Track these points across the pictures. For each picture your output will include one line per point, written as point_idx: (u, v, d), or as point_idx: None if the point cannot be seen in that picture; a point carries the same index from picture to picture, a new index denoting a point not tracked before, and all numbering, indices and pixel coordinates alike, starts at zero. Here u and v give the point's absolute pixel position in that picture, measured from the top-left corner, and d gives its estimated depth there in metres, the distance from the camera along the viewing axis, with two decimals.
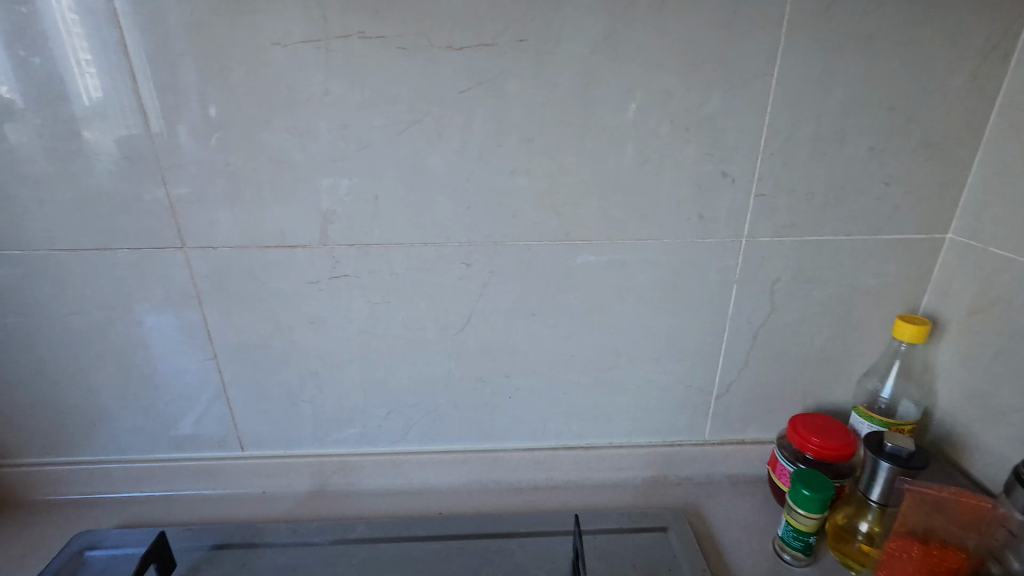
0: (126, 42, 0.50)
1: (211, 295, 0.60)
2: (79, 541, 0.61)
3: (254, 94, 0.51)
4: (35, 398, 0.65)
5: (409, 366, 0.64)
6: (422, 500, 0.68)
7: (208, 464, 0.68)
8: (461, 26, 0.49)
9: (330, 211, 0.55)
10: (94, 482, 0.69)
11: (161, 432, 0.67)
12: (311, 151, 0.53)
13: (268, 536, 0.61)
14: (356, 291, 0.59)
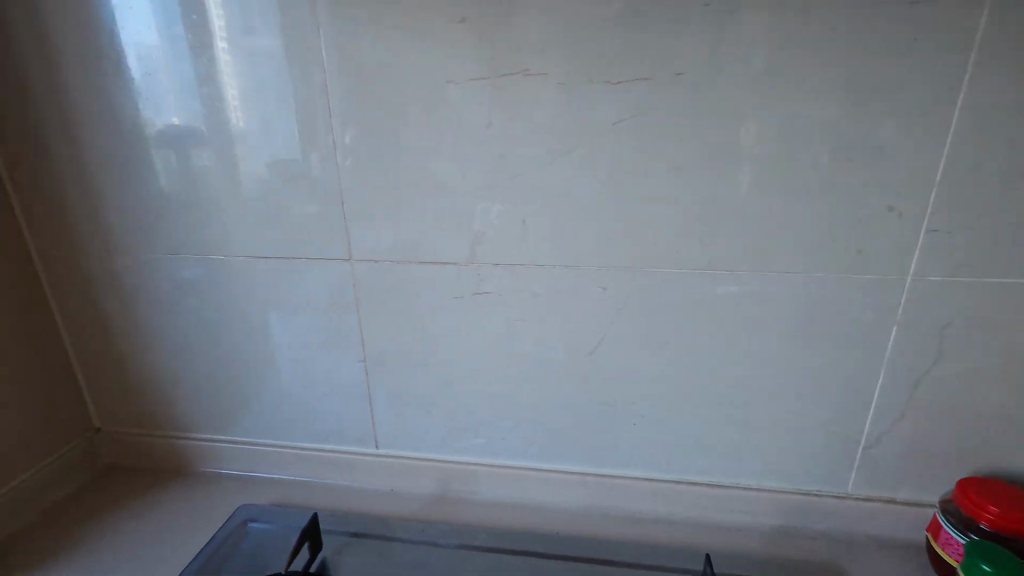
0: (326, 83, 0.58)
1: (367, 304, 0.67)
2: (243, 513, 0.69)
3: (426, 126, 0.57)
4: (217, 382, 0.76)
5: (538, 383, 0.66)
6: (539, 517, 0.69)
7: (347, 457, 0.75)
8: (620, 62, 0.52)
9: (480, 232, 0.60)
10: (253, 461, 0.78)
11: (311, 424, 0.75)
12: (469, 177, 0.58)
13: (399, 531, 0.66)
14: (497, 307, 0.64)
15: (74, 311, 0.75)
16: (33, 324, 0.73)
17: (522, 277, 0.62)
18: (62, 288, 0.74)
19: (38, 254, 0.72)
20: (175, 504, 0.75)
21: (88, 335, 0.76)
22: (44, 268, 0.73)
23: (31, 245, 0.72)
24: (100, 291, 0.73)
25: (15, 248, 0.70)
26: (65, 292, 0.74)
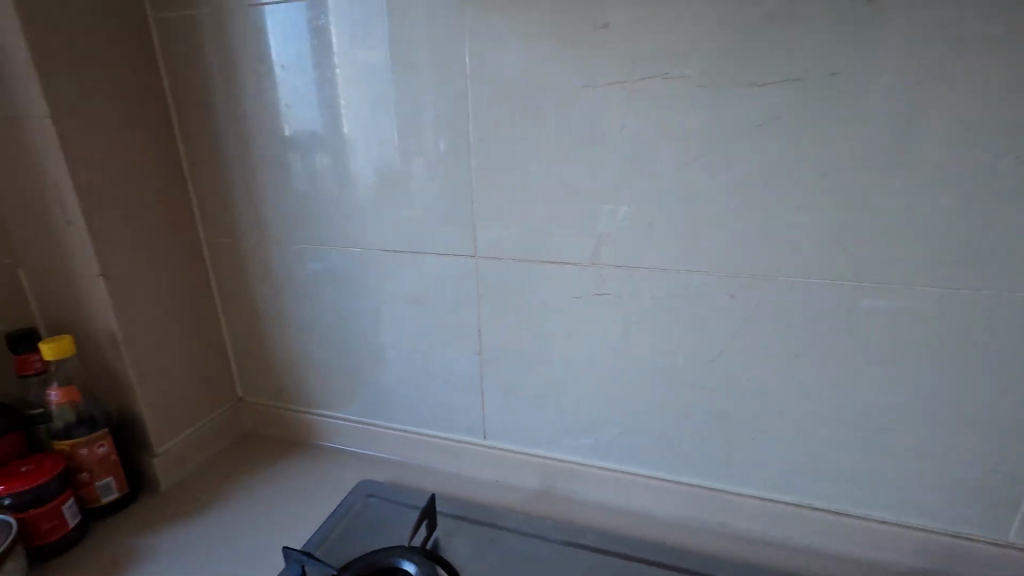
0: (467, 88, 0.61)
1: (488, 298, 0.69)
2: (363, 487, 0.74)
3: (559, 129, 0.59)
4: (343, 364, 0.82)
5: (652, 389, 0.66)
6: (645, 525, 0.68)
7: (457, 445, 0.78)
8: (767, 64, 0.51)
9: (606, 233, 0.61)
10: (369, 441, 0.84)
11: (426, 410, 0.79)
12: (599, 179, 0.59)
13: (507, 521, 0.68)
14: (615, 309, 0.64)
15: (230, 293, 0.84)
16: (198, 302, 0.82)
17: (645, 280, 0.61)
18: (222, 272, 0.83)
19: (205, 241, 0.82)
20: (304, 473, 0.82)
21: (239, 315, 0.85)
22: (209, 254, 0.83)
23: (200, 233, 0.81)
24: (253, 276, 0.82)
25: (188, 234, 0.80)
26: (224, 275, 0.83)
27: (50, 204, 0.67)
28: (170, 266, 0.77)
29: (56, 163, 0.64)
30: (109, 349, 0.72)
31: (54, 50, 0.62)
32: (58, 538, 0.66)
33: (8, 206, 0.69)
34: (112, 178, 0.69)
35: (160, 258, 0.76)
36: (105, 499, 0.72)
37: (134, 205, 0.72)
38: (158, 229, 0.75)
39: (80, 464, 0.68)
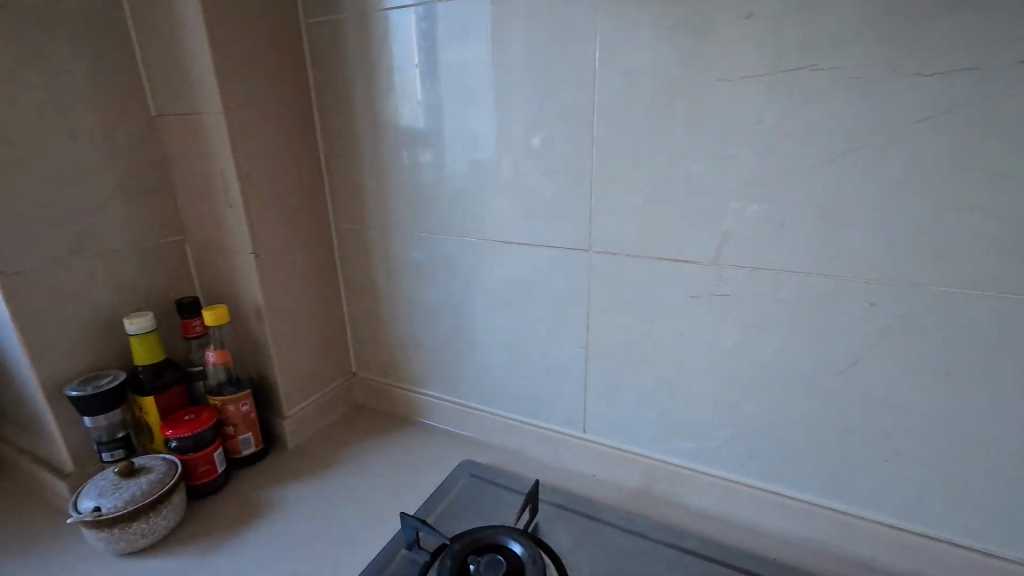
0: (596, 83, 0.62)
1: (600, 293, 0.70)
2: (467, 467, 0.77)
3: (688, 124, 0.58)
4: (451, 348, 0.87)
5: (770, 396, 0.63)
6: (753, 539, 0.66)
7: (556, 436, 0.80)
8: (938, 52, 0.47)
9: (730, 232, 0.59)
10: (471, 423, 0.88)
11: (528, 399, 0.82)
12: (728, 176, 0.58)
13: (607, 516, 0.68)
14: (734, 311, 0.62)
15: (353, 275, 0.92)
16: (326, 282, 0.90)
17: (770, 282, 0.59)
18: (348, 256, 0.91)
19: (335, 227, 0.90)
20: (411, 447, 0.87)
21: (359, 295, 0.93)
22: (337, 238, 0.90)
23: (331, 219, 0.89)
24: (375, 261, 0.89)
25: (322, 220, 0.88)
26: (349, 258, 0.91)
27: (217, 189, 0.76)
28: (306, 248, 0.86)
29: (225, 153, 0.73)
30: (254, 319, 0.81)
31: (229, 53, 0.70)
32: (209, 481, 0.75)
33: (183, 190, 0.80)
34: (267, 167, 0.78)
35: (299, 241, 0.84)
36: (244, 452, 0.81)
37: (284, 192, 0.81)
38: (298, 214, 0.83)
39: (227, 417, 0.78)
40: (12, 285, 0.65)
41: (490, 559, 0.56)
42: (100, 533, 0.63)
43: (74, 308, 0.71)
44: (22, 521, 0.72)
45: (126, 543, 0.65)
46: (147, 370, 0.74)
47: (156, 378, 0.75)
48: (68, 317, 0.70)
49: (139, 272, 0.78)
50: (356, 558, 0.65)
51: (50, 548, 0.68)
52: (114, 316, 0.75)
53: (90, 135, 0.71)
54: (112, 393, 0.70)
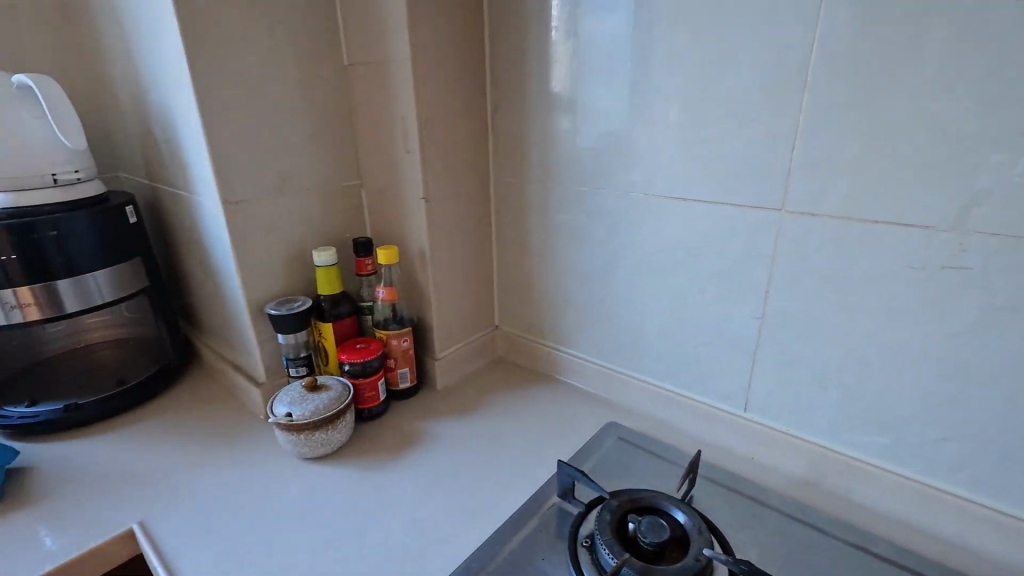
0: (820, 14, 0.54)
1: (788, 257, 0.63)
2: (613, 430, 0.76)
3: (944, 59, 0.49)
4: (600, 309, 0.85)
5: (1007, 394, 0.53)
6: (957, 558, 0.57)
7: (711, 411, 0.75)
8: None
9: (983, 191, 0.49)
10: (614, 387, 0.86)
11: (683, 369, 0.77)
12: (992, 123, 0.48)
13: (774, 501, 0.62)
14: (972, 288, 0.52)
15: (506, 230, 0.93)
16: (480, 235, 0.92)
17: None
18: (503, 209, 0.92)
19: (493, 180, 0.91)
20: (552, 403, 0.87)
21: (510, 250, 0.94)
22: (494, 192, 0.92)
23: (491, 172, 0.90)
24: (530, 216, 0.88)
25: (482, 172, 0.89)
26: (504, 213, 0.92)
27: (396, 136, 0.80)
28: (467, 199, 0.88)
29: (407, 100, 0.77)
30: (417, 263, 0.85)
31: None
32: (372, 406, 0.81)
33: (363, 137, 0.86)
34: (443, 115, 0.80)
35: (462, 191, 0.86)
36: (401, 385, 0.86)
37: (454, 141, 0.83)
38: (463, 165, 0.85)
39: (390, 351, 0.83)
40: (233, 212, 0.74)
41: (652, 521, 0.54)
42: (290, 436, 0.71)
43: (275, 238, 0.80)
44: (225, 417, 0.84)
45: (309, 449, 0.72)
46: (328, 299, 0.82)
47: (334, 307, 0.82)
48: (270, 246, 0.79)
49: (324, 212, 0.85)
50: (507, 499, 0.67)
51: (248, 443, 0.78)
52: (303, 248, 0.84)
53: (296, 83, 0.78)
54: (301, 315, 0.78)
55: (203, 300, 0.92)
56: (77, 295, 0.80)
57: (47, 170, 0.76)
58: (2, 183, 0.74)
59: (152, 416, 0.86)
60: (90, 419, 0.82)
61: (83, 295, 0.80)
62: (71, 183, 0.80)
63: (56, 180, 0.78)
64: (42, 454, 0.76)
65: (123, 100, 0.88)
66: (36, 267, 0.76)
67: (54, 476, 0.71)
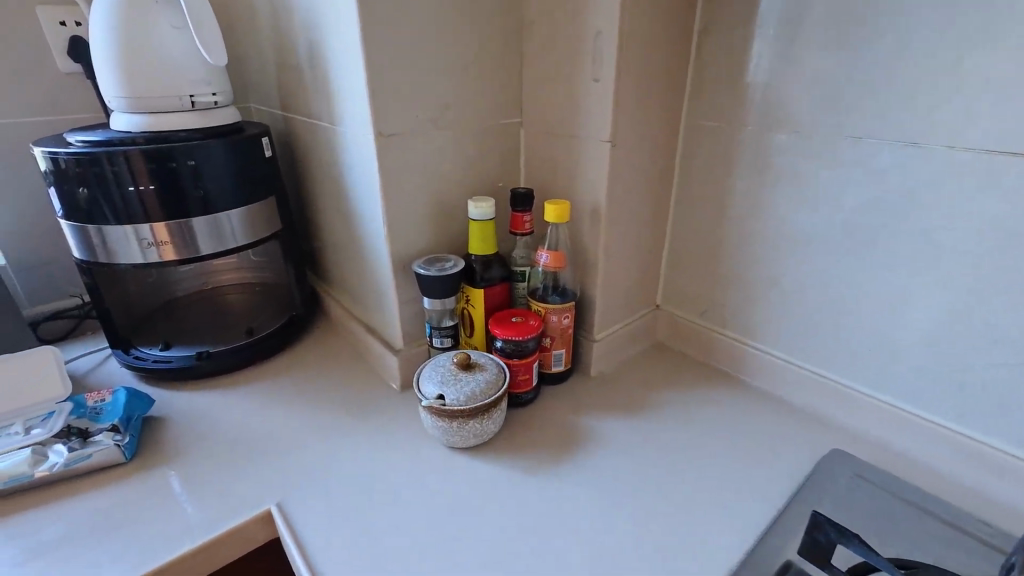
0: None
1: None
2: (846, 461, 0.60)
3: None
4: (825, 300, 0.65)
5: None
6: None
7: (996, 457, 0.55)
8: None
9: None
10: (828, 400, 0.67)
11: (956, 391, 0.57)
12: None
13: None
14: None
15: (693, 187, 0.74)
16: (660, 191, 0.74)
17: None
18: (692, 160, 0.73)
19: (685, 121, 0.72)
20: (739, 407, 0.70)
21: (696, 213, 0.75)
22: (683, 136, 0.73)
23: (683, 111, 0.71)
24: (734, 171, 0.69)
25: (675, 111, 0.70)
26: (694, 165, 0.73)
27: (582, 57, 0.63)
28: (654, 144, 0.70)
29: (609, 6, 0.58)
30: (588, 222, 0.69)
31: None
32: (524, 392, 0.68)
33: (533, 62, 0.69)
34: (648, 30, 0.61)
35: (652, 135, 0.68)
36: (554, 369, 0.72)
37: (654, 68, 0.64)
38: (657, 99, 0.67)
39: (548, 328, 0.69)
40: (386, 147, 0.61)
41: None
42: (441, 422, 0.60)
43: (426, 181, 0.66)
44: (358, 382, 0.75)
45: (459, 439, 0.61)
46: (480, 261, 0.68)
47: (486, 271, 0.69)
48: (421, 192, 0.66)
49: (479, 155, 0.71)
50: (717, 538, 0.52)
51: (385, 418, 0.69)
52: (454, 197, 0.70)
53: None
54: (452, 279, 0.65)
55: (334, 249, 0.82)
56: (211, 236, 0.72)
57: (184, 91, 0.68)
58: (143, 105, 0.67)
59: (280, 373, 0.78)
60: (217, 369, 0.76)
61: (217, 236, 0.73)
62: (208, 107, 0.71)
63: (193, 103, 0.69)
64: (176, 405, 0.70)
65: (260, 16, 0.78)
66: (171, 201, 0.68)
67: (188, 432, 0.66)
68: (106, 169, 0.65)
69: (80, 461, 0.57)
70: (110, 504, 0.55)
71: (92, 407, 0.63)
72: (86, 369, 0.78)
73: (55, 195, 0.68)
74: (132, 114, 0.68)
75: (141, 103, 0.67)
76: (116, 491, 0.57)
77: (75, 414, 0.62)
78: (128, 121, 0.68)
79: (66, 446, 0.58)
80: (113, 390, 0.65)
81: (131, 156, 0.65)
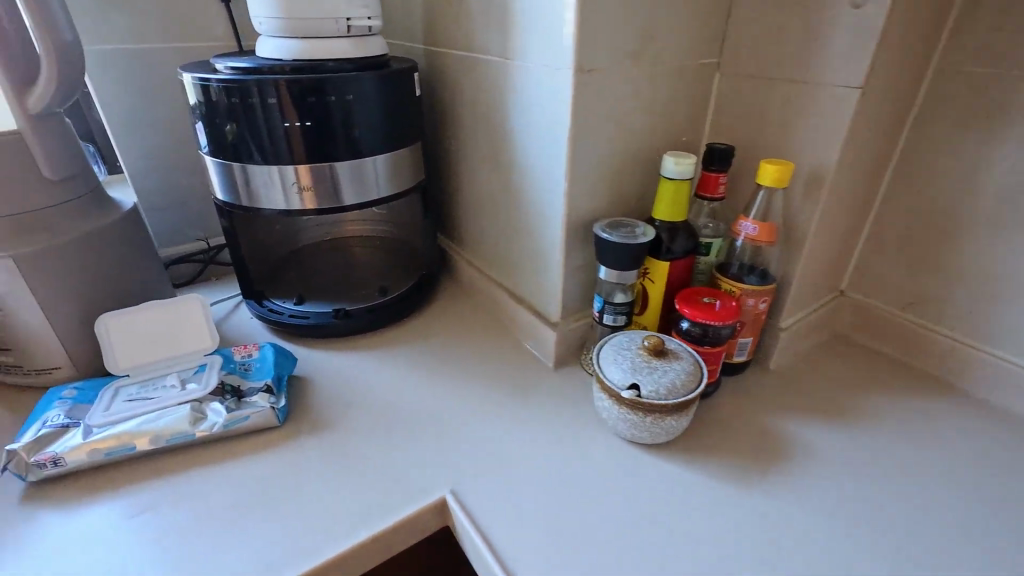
0: None
1: None
2: None
3: None
4: None
5: None
6: None
7: None
8: None
9: None
10: None
11: None
12: None
13: None
14: None
15: (927, 152, 0.60)
16: (882, 156, 0.61)
17: None
18: (934, 119, 0.59)
19: (935, 68, 0.57)
20: (964, 423, 0.59)
21: (924, 185, 0.62)
22: (927, 86, 0.58)
23: (935, 54, 0.56)
24: (1001, 134, 0.55)
25: (927, 54, 0.56)
26: (937, 124, 0.59)
27: None
28: (897, 96, 0.56)
29: None
30: (801, 189, 0.57)
31: None
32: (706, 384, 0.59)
33: None
34: None
35: (899, 84, 0.55)
36: (735, 359, 0.63)
37: None
38: (917, 37, 0.53)
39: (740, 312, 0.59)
40: (583, 86, 0.51)
41: None
42: (630, 415, 0.52)
43: (614, 131, 0.56)
44: (505, 354, 0.68)
45: (648, 435, 0.53)
46: (667, 229, 0.58)
47: (674, 241, 0.58)
48: (608, 144, 0.56)
49: (669, 104, 0.60)
50: None
51: (544, 398, 0.62)
52: (637, 152, 0.60)
53: None
54: (642, 249, 0.55)
55: (475, 205, 0.74)
56: (354, 182, 0.65)
57: (341, 12, 0.59)
58: (298, 28, 0.59)
59: (418, 336, 0.72)
60: (357, 329, 0.71)
61: (361, 185, 0.66)
62: (362, 33, 0.62)
63: (350, 27, 0.61)
64: (318, 366, 0.66)
65: None
66: (319, 139, 0.61)
67: (337, 396, 0.61)
68: (254, 100, 0.58)
69: (238, 422, 0.53)
70: (274, 473, 0.51)
71: (240, 362, 0.59)
72: (218, 319, 0.74)
73: (202, 128, 0.62)
74: (283, 39, 0.60)
75: (295, 26, 0.59)
76: (277, 458, 0.53)
77: (226, 368, 0.58)
78: (279, 46, 0.60)
79: (223, 405, 0.53)
80: (259, 346, 0.61)
81: (281, 86, 0.57)
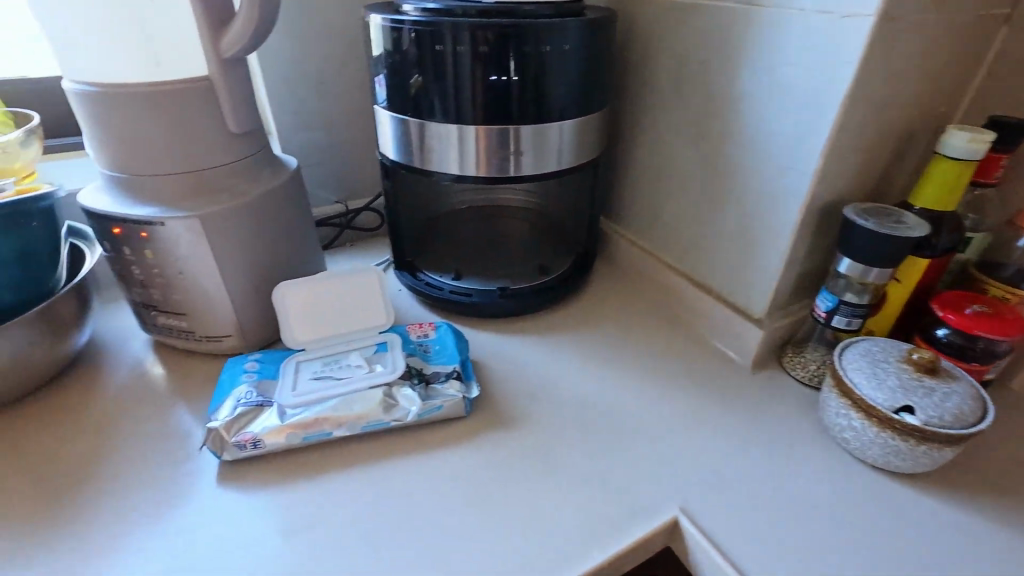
0: None
1: None
2: None
3: None
4: None
5: None
6: None
7: None
8: None
9: None
10: None
11: None
12: None
13: None
14: None
15: None
16: None
17: None
18: None
19: None
20: None
21: None
22: None
23: None
24: None
25: None
26: None
27: None
28: None
29: None
30: None
31: None
32: None
33: None
34: None
35: None
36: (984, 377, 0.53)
37: None
38: None
39: None
40: (879, 38, 0.41)
41: None
42: (892, 440, 0.44)
43: (888, 96, 0.46)
44: (690, 349, 0.61)
45: (905, 464, 0.45)
46: (931, 219, 0.49)
47: (938, 235, 0.49)
48: (877, 113, 0.46)
49: (947, 64, 0.49)
50: None
51: (751, 405, 0.54)
52: (899, 124, 0.49)
53: None
54: (908, 244, 0.46)
55: (655, 178, 0.65)
56: (534, 148, 0.57)
57: None
58: None
59: (584, 321, 0.66)
60: (522, 309, 0.64)
61: (543, 151, 0.58)
62: None
63: None
64: (486, 349, 0.60)
65: None
66: (507, 95, 0.54)
67: (517, 386, 0.55)
68: (447, 47, 0.51)
69: (431, 412, 0.48)
70: (475, 471, 0.46)
71: (419, 343, 0.54)
72: None
73: (382, 78, 0.56)
74: None
75: None
76: (473, 454, 0.48)
77: (407, 349, 0.53)
78: None
79: (414, 391, 0.49)
80: (435, 326, 0.57)
81: (478, 31, 0.50)
